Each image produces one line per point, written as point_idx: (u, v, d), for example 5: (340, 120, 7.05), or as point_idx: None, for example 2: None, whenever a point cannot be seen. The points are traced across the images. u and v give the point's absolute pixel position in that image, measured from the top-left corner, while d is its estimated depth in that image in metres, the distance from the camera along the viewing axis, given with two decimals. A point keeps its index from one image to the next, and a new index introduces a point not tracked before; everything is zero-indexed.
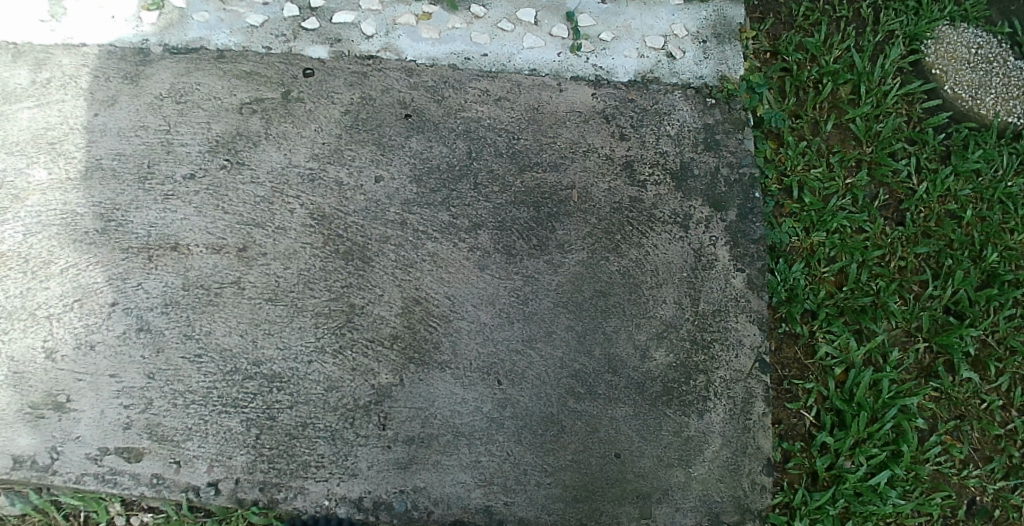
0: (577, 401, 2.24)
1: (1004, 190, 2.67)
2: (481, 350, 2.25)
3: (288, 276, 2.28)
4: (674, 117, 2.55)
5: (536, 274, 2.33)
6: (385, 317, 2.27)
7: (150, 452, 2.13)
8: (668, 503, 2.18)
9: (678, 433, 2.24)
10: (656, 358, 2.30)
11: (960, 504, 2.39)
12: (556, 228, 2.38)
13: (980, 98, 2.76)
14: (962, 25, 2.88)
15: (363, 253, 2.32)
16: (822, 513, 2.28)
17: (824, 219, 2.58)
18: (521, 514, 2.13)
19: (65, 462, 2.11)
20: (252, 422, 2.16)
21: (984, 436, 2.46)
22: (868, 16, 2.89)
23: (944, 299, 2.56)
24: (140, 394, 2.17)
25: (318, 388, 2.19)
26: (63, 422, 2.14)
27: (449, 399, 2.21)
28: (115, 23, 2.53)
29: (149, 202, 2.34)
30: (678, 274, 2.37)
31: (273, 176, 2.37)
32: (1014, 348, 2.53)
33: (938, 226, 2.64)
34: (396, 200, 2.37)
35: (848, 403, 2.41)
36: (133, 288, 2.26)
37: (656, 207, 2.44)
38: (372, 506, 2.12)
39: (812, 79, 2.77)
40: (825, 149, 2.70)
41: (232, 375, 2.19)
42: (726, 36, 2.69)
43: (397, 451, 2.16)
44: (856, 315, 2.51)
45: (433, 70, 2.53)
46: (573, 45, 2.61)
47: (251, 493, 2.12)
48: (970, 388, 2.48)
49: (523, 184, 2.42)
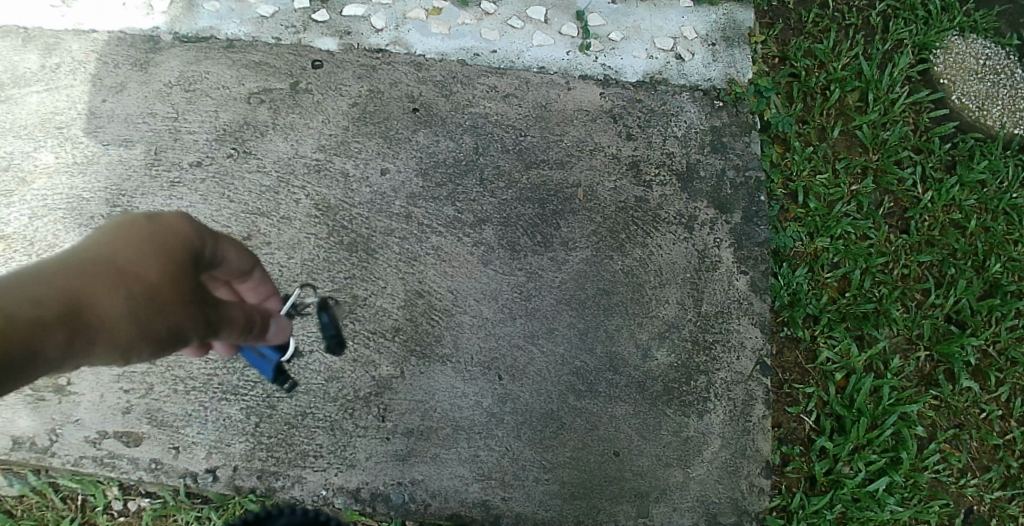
0: (578, 398, 2.24)
1: (1008, 201, 2.67)
2: (482, 344, 2.25)
3: (291, 266, 2.28)
4: (682, 118, 2.55)
5: (539, 270, 2.33)
6: (388, 310, 2.26)
7: (149, 437, 2.14)
8: (666, 503, 2.19)
9: (677, 433, 2.24)
10: (658, 358, 2.30)
11: (956, 513, 2.40)
12: (561, 226, 2.38)
13: (986, 110, 2.79)
14: (971, 36, 2.89)
15: (368, 245, 2.32)
16: (819, 517, 2.30)
17: (828, 225, 2.58)
18: (519, 509, 2.15)
19: (65, 444, 2.13)
20: (252, 410, 2.16)
21: (983, 446, 2.46)
22: (877, 25, 2.88)
23: (946, 308, 2.56)
24: (141, 379, 2.18)
25: (318, 379, 2.20)
26: (63, 405, 2.16)
27: (449, 392, 2.21)
28: (126, 10, 2.53)
29: (155, 189, 2.34)
30: (681, 275, 2.38)
31: (280, 165, 2.38)
32: (1015, 359, 2.53)
33: (942, 235, 2.65)
34: (401, 194, 2.37)
35: (848, 409, 2.42)
36: None
37: (661, 207, 2.44)
38: (369, 498, 2.13)
39: (820, 85, 2.76)
40: (832, 155, 2.70)
41: (233, 363, 2.20)
42: (735, 40, 2.69)
43: (397, 443, 2.16)
44: (859, 321, 2.51)
45: (441, 65, 2.53)
46: (582, 44, 2.60)
47: (249, 481, 2.13)
48: (971, 397, 2.48)
49: (528, 181, 2.42)
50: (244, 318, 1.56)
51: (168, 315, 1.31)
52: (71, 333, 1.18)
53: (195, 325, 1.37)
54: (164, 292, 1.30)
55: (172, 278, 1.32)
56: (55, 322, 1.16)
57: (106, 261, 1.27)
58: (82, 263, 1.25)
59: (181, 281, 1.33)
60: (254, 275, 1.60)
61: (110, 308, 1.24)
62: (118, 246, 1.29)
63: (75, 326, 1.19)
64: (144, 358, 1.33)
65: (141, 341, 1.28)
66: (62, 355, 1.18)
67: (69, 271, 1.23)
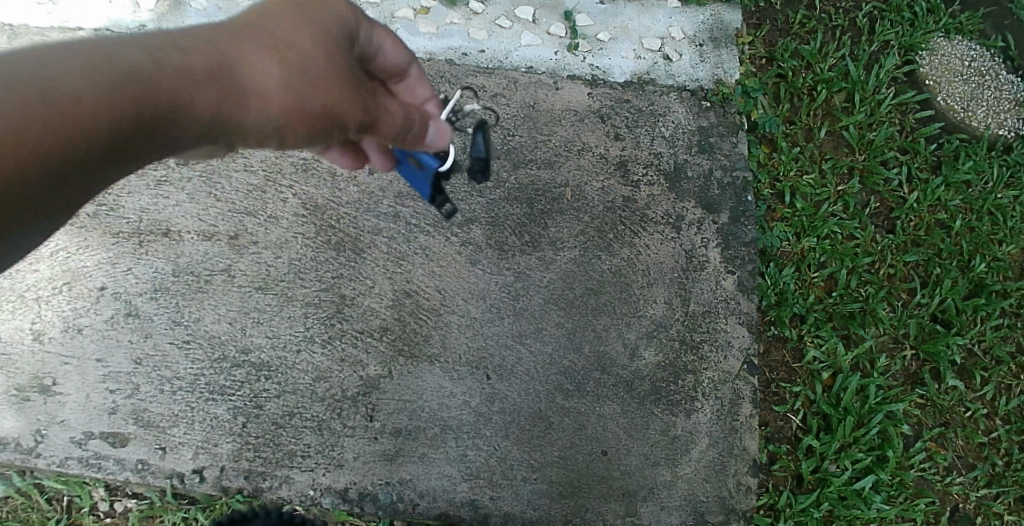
0: (566, 397, 2.24)
1: (993, 201, 2.70)
2: (470, 344, 2.25)
3: (278, 266, 2.27)
4: (669, 118, 2.56)
5: (527, 270, 2.34)
6: (376, 309, 2.26)
7: (135, 438, 2.13)
8: (654, 502, 2.20)
9: (665, 432, 2.25)
10: (645, 357, 2.30)
11: (942, 511, 2.42)
12: (549, 226, 2.39)
13: (971, 111, 2.82)
14: (956, 38, 2.91)
15: (356, 244, 2.30)
16: (806, 516, 2.32)
17: (815, 224, 2.60)
18: (507, 509, 2.15)
19: (49, 445, 2.12)
20: (239, 410, 2.16)
21: (968, 444, 2.49)
22: (863, 26, 2.89)
23: (932, 307, 2.58)
24: (127, 379, 2.17)
25: (306, 378, 2.19)
26: (48, 406, 2.14)
27: (437, 392, 2.21)
28: (113, 7, 2.51)
29: (141, 187, 2.31)
30: (669, 274, 2.38)
31: (266, 164, 2.35)
32: (1000, 358, 2.56)
33: (927, 235, 2.67)
34: (389, 193, 2.35)
35: (835, 407, 2.44)
36: (122, 273, 2.25)
37: (649, 207, 2.45)
38: (357, 497, 2.13)
39: (807, 85, 2.78)
40: (819, 155, 2.72)
41: (220, 363, 2.19)
42: (722, 41, 2.71)
43: (385, 443, 2.16)
44: (845, 320, 2.53)
45: (429, 64, 2.53)
46: (570, 44, 2.61)
47: (236, 481, 2.12)
48: (956, 395, 2.50)
49: (516, 180, 2.42)
50: (401, 114, 1.66)
51: (318, 88, 1.48)
52: (228, 91, 1.38)
53: (345, 104, 1.52)
54: (310, 67, 1.48)
55: (315, 55, 1.50)
56: (208, 75, 1.35)
57: (267, 32, 1.47)
58: (235, 34, 1.44)
59: (324, 58, 1.51)
60: (410, 76, 1.85)
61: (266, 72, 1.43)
62: (278, 21, 1.50)
63: (226, 81, 1.37)
64: (302, 135, 1.51)
65: (295, 111, 1.46)
66: (217, 111, 1.37)
67: (237, 36, 1.44)
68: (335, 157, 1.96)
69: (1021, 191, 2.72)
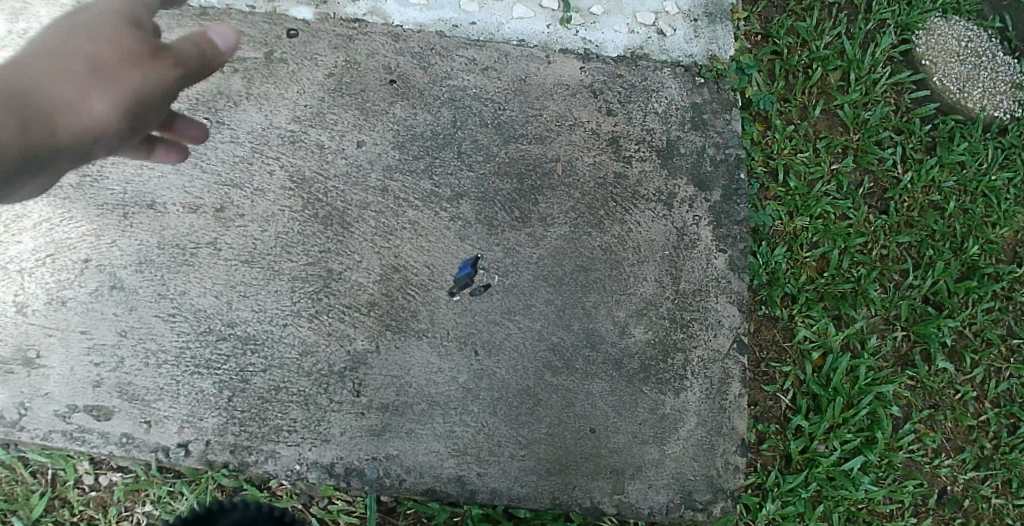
0: (554, 374, 2.23)
1: (987, 183, 2.73)
2: (458, 320, 2.23)
3: (265, 239, 2.23)
4: (663, 94, 2.53)
5: (516, 246, 2.31)
6: (363, 284, 2.23)
7: (120, 412, 2.11)
8: (641, 480, 2.22)
9: (654, 410, 2.25)
10: (635, 334, 2.29)
11: (930, 493, 2.46)
12: (539, 201, 2.35)
13: (967, 91, 2.79)
14: (954, 17, 2.87)
15: (343, 219, 2.27)
16: (794, 495, 2.36)
17: (808, 204, 2.61)
18: (494, 485, 2.15)
19: (33, 418, 2.10)
20: (225, 384, 2.14)
21: (957, 426, 2.53)
22: (860, 4, 2.86)
23: (923, 289, 2.61)
24: (111, 352, 2.14)
25: (292, 352, 2.17)
26: (32, 378, 2.12)
27: (424, 368, 2.19)
28: None
29: (126, 157, 2.26)
30: (660, 252, 2.37)
31: (253, 136, 2.31)
32: (990, 340, 2.61)
33: (921, 216, 2.69)
34: (378, 166, 2.32)
35: (824, 388, 2.47)
36: (107, 245, 2.20)
37: (640, 183, 2.42)
38: (344, 472, 2.12)
39: (802, 63, 2.77)
40: (813, 134, 2.72)
41: (206, 335, 2.16)
42: (717, 16, 2.65)
43: (371, 419, 2.15)
44: (836, 301, 2.56)
45: (419, 36, 2.45)
46: (563, 17, 2.55)
47: (221, 455, 2.11)
48: (946, 378, 2.54)
49: (507, 155, 2.38)
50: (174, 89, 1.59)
51: (106, 79, 1.50)
52: (49, 126, 1.43)
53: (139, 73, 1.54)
54: (96, 68, 1.50)
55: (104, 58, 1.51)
56: (31, 119, 1.41)
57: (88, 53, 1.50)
58: (55, 68, 1.47)
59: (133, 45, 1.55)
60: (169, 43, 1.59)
61: (90, 98, 1.48)
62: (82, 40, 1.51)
63: (52, 118, 1.44)
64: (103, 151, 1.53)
65: (114, 123, 1.51)
66: (55, 148, 1.44)
67: (59, 72, 1.47)
68: (160, 155, 1.90)
69: (1014, 173, 2.76)
